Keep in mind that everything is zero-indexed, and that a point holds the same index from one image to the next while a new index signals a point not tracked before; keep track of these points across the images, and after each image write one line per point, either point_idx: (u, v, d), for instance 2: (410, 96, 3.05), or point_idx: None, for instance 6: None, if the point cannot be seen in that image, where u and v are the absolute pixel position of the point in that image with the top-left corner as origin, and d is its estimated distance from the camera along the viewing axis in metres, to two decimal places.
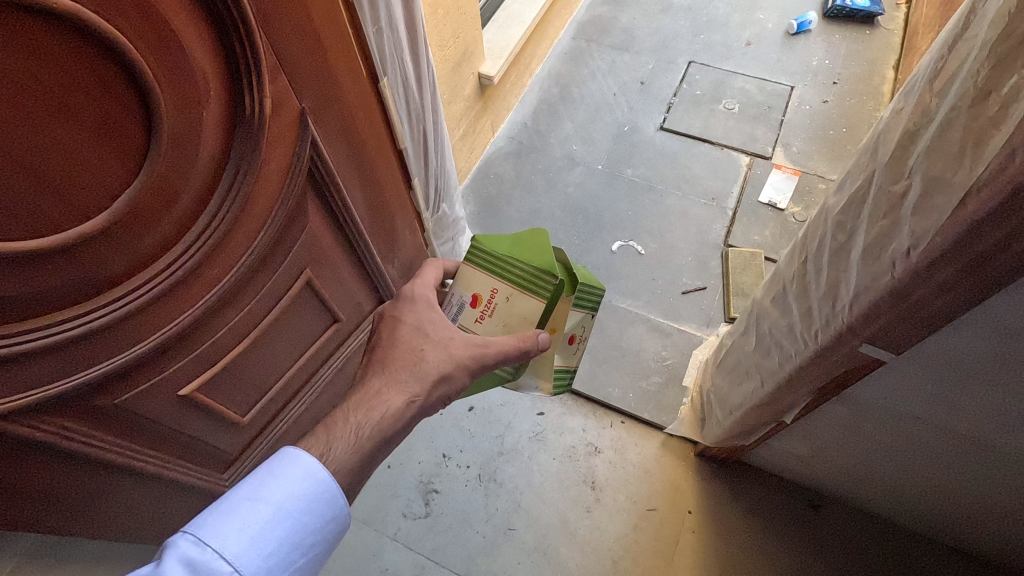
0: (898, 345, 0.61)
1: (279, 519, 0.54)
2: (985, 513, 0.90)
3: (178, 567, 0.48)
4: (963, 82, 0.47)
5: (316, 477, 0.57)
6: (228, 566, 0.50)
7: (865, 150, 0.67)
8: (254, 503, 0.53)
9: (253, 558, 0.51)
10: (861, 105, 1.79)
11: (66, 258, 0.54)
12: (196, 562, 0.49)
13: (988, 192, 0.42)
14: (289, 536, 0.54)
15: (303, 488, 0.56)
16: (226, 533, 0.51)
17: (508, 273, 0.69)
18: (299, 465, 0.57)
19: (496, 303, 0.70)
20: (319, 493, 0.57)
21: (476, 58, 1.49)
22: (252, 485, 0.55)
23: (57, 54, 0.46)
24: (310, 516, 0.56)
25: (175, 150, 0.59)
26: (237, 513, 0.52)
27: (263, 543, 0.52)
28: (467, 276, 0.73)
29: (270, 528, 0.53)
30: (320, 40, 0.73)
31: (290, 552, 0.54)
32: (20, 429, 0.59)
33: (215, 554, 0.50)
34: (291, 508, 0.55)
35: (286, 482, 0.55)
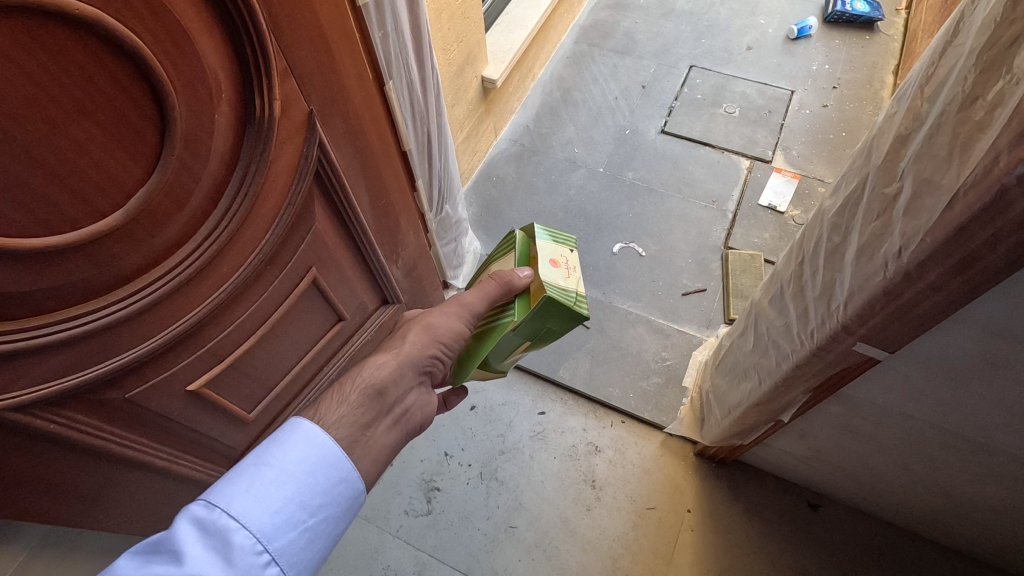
0: (892, 344, 0.62)
1: (282, 479, 0.56)
2: (980, 512, 0.91)
3: (188, 527, 0.51)
4: (952, 89, 0.49)
5: (317, 440, 0.59)
6: (236, 523, 0.53)
7: (859, 154, 0.69)
8: (258, 466, 0.56)
9: (259, 515, 0.54)
10: (861, 109, 1.81)
11: (81, 254, 0.56)
12: (205, 521, 0.52)
13: (974, 194, 0.43)
14: (294, 495, 0.56)
15: (305, 450, 0.58)
16: (233, 495, 0.54)
17: (490, 265, 0.80)
18: (300, 430, 0.60)
19: (481, 280, 0.77)
20: (321, 456, 0.59)
21: (479, 62, 1.51)
22: (257, 452, 0.58)
23: (77, 57, 0.48)
24: (315, 477, 0.58)
25: (187, 151, 0.61)
26: (243, 476, 0.56)
27: (269, 501, 0.55)
28: (463, 294, 0.83)
29: (274, 488, 0.55)
30: (328, 45, 0.75)
31: (297, 510, 0.56)
32: (34, 420, 0.61)
33: (222, 513, 0.53)
34: (294, 469, 0.57)
35: (288, 446, 0.58)
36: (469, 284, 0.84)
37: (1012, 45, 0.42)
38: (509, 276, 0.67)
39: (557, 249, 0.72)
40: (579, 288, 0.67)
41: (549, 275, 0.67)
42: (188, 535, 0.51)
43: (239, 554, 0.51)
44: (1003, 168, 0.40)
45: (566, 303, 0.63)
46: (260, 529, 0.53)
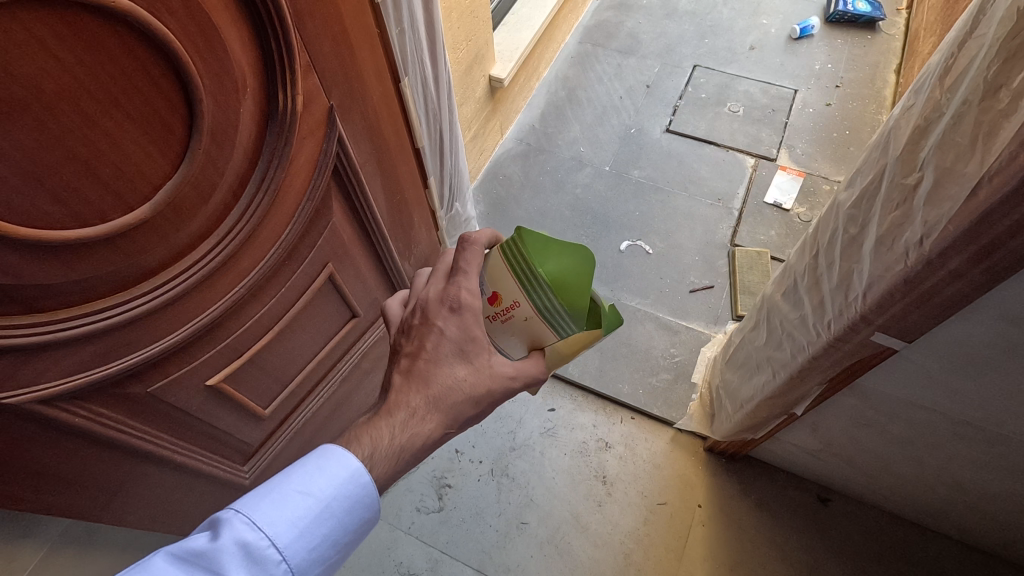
0: (910, 333, 0.63)
1: (325, 516, 0.55)
2: (992, 503, 0.92)
3: (232, 548, 0.50)
4: (974, 78, 0.50)
5: (363, 482, 0.58)
6: (277, 555, 0.52)
7: (876, 146, 0.70)
8: (305, 497, 0.55)
9: (297, 550, 0.54)
10: (864, 108, 1.82)
11: (110, 247, 0.56)
12: (249, 547, 0.51)
13: (999, 180, 0.44)
14: (330, 534, 0.56)
15: (349, 489, 0.57)
16: (278, 522, 0.53)
17: (540, 299, 0.62)
18: (349, 466, 0.58)
19: (515, 318, 0.64)
20: (362, 495, 0.58)
21: (487, 61, 1.52)
22: (304, 477, 0.56)
23: (111, 51, 0.49)
24: (351, 515, 0.58)
25: (213, 144, 0.62)
26: (289, 505, 0.54)
27: (309, 536, 0.54)
28: (500, 275, 0.64)
29: (316, 524, 0.55)
30: (349, 41, 0.76)
31: (329, 548, 0.56)
32: (60, 413, 0.61)
33: (267, 541, 0.52)
34: (336, 508, 0.56)
35: (335, 480, 0.57)
36: (511, 264, 0.63)
37: None
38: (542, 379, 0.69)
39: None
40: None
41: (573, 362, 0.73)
42: (232, 559, 0.50)
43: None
44: None
45: None
46: (295, 564, 0.53)
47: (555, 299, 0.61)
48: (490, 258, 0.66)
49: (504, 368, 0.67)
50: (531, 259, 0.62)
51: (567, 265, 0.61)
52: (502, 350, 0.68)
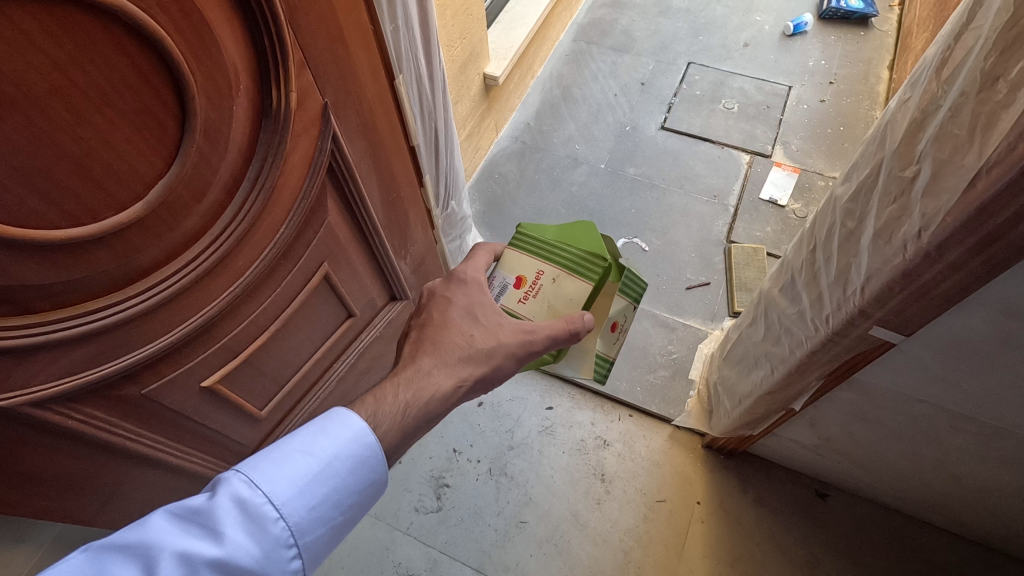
0: (908, 326, 0.63)
1: (325, 475, 0.55)
2: (989, 496, 0.92)
3: (228, 504, 0.50)
4: (971, 70, 0.50)
5: (366, 443, 0.59)
6: (274, 512, 0.52)
7: (873, 140, 0.70)
8: (306, 456, 0.55)
9: (297, 509, 0.53)
10: (857, 104, 1.83)
11: (103, 247, 0.56)
12: (247, 504, 0.51)
13: (998, 171, 0.44)
14: (332, 494, 0.56)
15: (352, 450, 0.58)
16: (277, 480, 0.53)
17: (556, 256, 0.72)
18: (352, 427, 0.59)
19: (541, 285, 0.73)
20: (365, 456, 0.58)
21: (482, 59, 1.51)
22: (306, 438, 0.56)
23: (102, 46, 0.48)
24: (354, 476, 0.57)
25: (206, 142, 0.61)
26: (287, 464, 0.54)
27: (309, 495, 0.54)
28: (513, 259, 0.75)
29: (316, 483, 0.55)
30: (343, 38, 0.76)
31: (330, 509, 0.56)
32: (54, 416, 0.60)
33: (264, 499, 0.52)
34: (338, 467, 0.56)
35: (336, 441, 0.57)
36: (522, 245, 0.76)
37: None
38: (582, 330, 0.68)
39: (623, 310, 0.77)
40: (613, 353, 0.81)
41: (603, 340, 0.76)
42: (228, 513, 0.50)
43: (270, 545, 0.51)
44: None
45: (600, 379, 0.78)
46: (295, 523, 0.53)
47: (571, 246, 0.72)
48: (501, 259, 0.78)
49: (522, 334, 0.69)
50: (534, 236, 0.76)
51: (563, 234, 0.75)
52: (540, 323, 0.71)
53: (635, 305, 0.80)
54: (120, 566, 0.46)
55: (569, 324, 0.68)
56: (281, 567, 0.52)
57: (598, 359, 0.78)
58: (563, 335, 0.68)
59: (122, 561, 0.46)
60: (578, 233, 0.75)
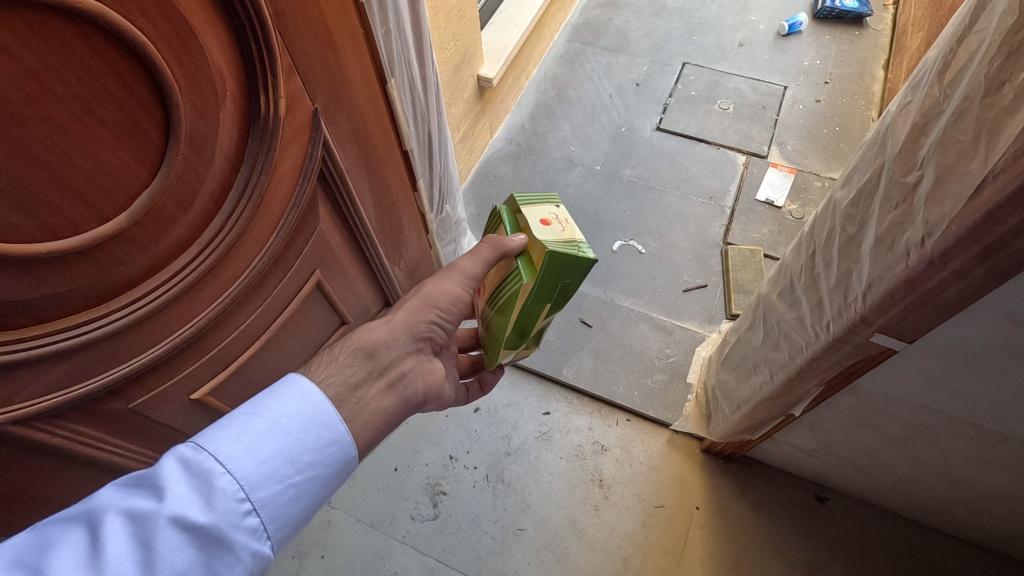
0: (911, 333, 0.62)
1: (274, 432, 0.54)
2: (990, 500, 0.92)
3: (173, 464, 0.49)
4: (975, 74, 0.49)
5: (315, 400, 0.57)
6: (220, 467, 0.50)
7: (873, 144, 0.69)
8: (252, 417, 0.54)
9: (246, 463, 0.51)
10: (853, 104, 1.82)
11: (85, 260, 0.54)
12: (191, 462, 0.50)
13: (1005, 178, 0.43)
14: (283, 449, 0.53)
15: (300, 408, 0.56)
16: (223, 439, 0.51)
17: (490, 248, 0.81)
18: (300, 388, 0.58)
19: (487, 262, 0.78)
20: (316, 414, 0.57)
21: (476, 60, 1.50)
22: (253, 403, 0.55)
23: (81, 55, 0.46)
24: (307, 434, 0.55)
25: (192, 151, 0.59)
26: (232, 424, 0.53)
27: (258, 451, 0.52)
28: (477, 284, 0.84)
29: (265, 440, 0.53)
30: (334, 43, 0.74)
31: (284, 464, 0.53)
32: (37, 434, 0.58)
33: (209, 457, 0.50)
34: (286, 425, 0.55)
35: (284, 402, 0.56)
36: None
37: None
38: (507, 240, 0.70)
39: (545, 212, 0.74)
40: (579, 237, 0.69)
41: (541, 232, 0.69)
42: (171, 471, 0.49)
43: (219, 498, 0.48)
44: None
45: (568, 252, 0.65)
46: (245, 477, 0.50)
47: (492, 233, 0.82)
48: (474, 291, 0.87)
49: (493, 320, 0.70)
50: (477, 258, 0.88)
51: None
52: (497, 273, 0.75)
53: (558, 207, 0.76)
54: (65, 532, 0.45)
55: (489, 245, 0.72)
56: (235, 522, 0.49)
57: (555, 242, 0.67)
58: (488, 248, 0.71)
59: (67, 528, 0.45)
60: None
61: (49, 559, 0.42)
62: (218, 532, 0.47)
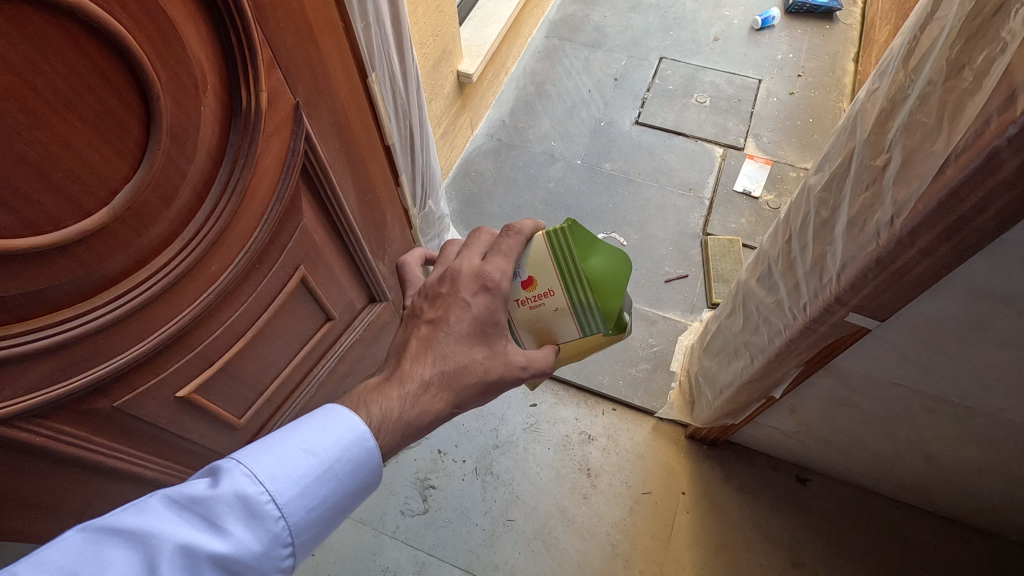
0: (884, 311, 0.64)
1: (326, 477, 0.54)
2: (961, 474, 0.96)
3: (230, 497, 0.49)
4: (937, 59, 0.51)
5: (367, 447, 0.57)
6: (275, 511, 0.51)
7: (843, 130, 0.71)
8: (307, 456, 0.54)
9: (296, 509, 0.52)
10: (825, 96, 1.87)
11: (68, 256, 0.54)
12: (249, 500, 0.50)
13: (966, 157, 0.45)
14: (331, 496, 0.55)
15: (352, 453, 0.56)
16: (279, 477, 0.52)
17: (576, 293, 0.67)
18: (355, 430, 0.57)
19: (544, 305, 0.69)
20: (365, 462, 0.57)
21: (455, 56, 1.50)
22: (311, 437, 0.55)
23: (59, 47, 0.46)
24: (354, 479, 0.56)
25: (173, 145, 0.59)
26: (288, 464, 0.53)
27: (309, 496, 0.53)
28: (540, 261, 0.68)
29: (317, 484, 0.54)
30: (314, 36, 0.74)
31: (327, 510, 0.55)
32: (19, 433, 0.57)
33: (266, 497, 0.51)
34: (338, 470, 0.55)
35: (340, 443, 0.56)
36: (551, 246, 0.67)
37: (996, 13, 0.44)
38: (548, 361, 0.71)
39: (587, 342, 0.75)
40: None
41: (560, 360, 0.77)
42: (230, 508, 0.49)
43: (269, 543, 0.50)
44: (994, 130, 0.42)
45: None
46: (293, 523, 0.52)
47: (595, 289, 0.67)
48: (532, 245, 0.68)
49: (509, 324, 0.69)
50: (581, 261, 0.67)
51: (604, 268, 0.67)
52: (516, 329, 0.71)
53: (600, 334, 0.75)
54: (119, 551, 0.45)
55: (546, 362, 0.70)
56: (276, 564, 0.51)
57: None
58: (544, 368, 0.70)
59: (121, 545, 0.45)
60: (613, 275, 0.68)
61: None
62: (261, 574, 0.50)
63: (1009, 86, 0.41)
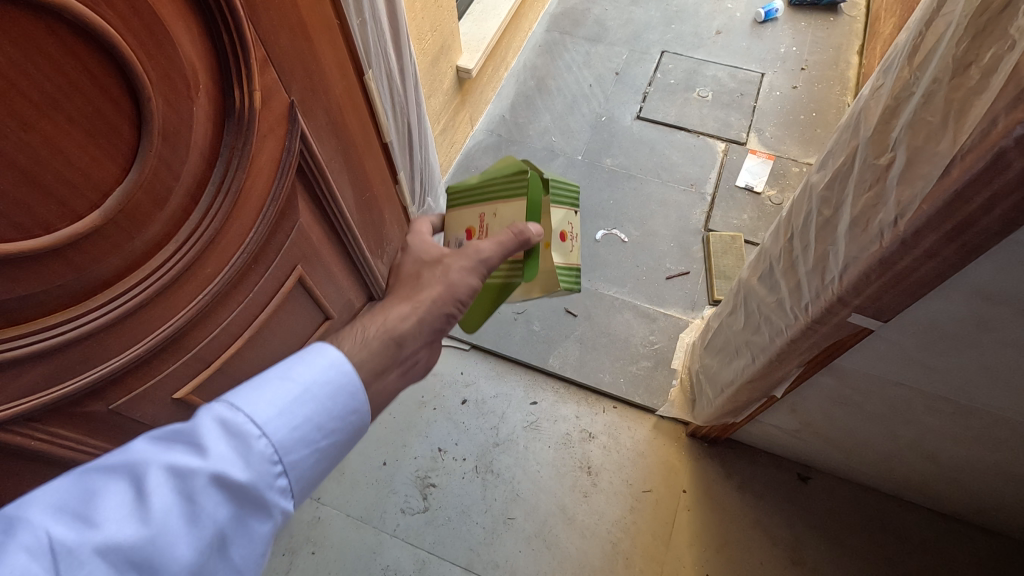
0: (886, 312, 0.63)
1: (307, 398, 0.50)
2: (965, 473, 0.95)
3: (209, 422, 0.46)
4: (943, 56, 0.50)
5: (344, 369, 0.53)
6: (257, 430, 0.46)
7: (846, 128, 0.70)
8: (283, 380, 0.49)
9: (279, 427, 0.47)
10: (828, 90, 1.84)
11: (59, 260, 0.53)
12: (227, 421, 0.46)
13: (972, 157, 0.44)
14: (314, 416, 0.50)
15: (330, 375, 0.52)
16: (257, 400, 0.48)
17: (489, 196, 0.75)
18: (331, 356, 0.54)
19: (485, 221, 0.74)
20: (343, 384, 0.53)
21: (454, 51, 1.49)
22: (284, 364, 0.51)
23: (46, 48, 0.45)
24: (336, 402, 0.52)
25: (166, 145, 0.58)
26: (265, 387, 0.49)
27: (291, 417, 0.48)
28: (459, 217, 0.79)
29: (298, 405, 0.49)
30: (308, 34, 0.73)
31: (313, 431, 0.49)
32: (15, 438, 0.57)
33: (246, 419, 0.47)
34: (318, 392, 0.51)
35: (313, 367, 0.52)
36: (460, 201, 0.80)
37: (1005, 8, 0.43)
38: (529, 234, 0.66)
39: (565, 217, 0.73)
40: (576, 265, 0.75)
41: (558, 248, 0.71)
42: (210, 429, 0.45)
43: (254, 460, 0.46)
44: (1001, 130, 0.41)
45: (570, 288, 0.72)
46: (279, 441, 0.47)
47: (493, 183, 0.75)
48: (450, 227, 0.81)
49: None
50: (466, 191, 0.79)
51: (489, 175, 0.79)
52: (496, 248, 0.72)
53: (575, 211, 0.76)
54: (104, 485, 0.42)
55: (511, 228, 0.67)
56: (270, 483, 0.46)
57: (564, 271, 0.71)
58: (511, 240, 0.66)
59: (107, 480, 0.42)
60: (502, 168, 0.77)
61: (96, 510, 0.40)
62: (255, 491, 0.45)
63: (1017, 85, 0.39)
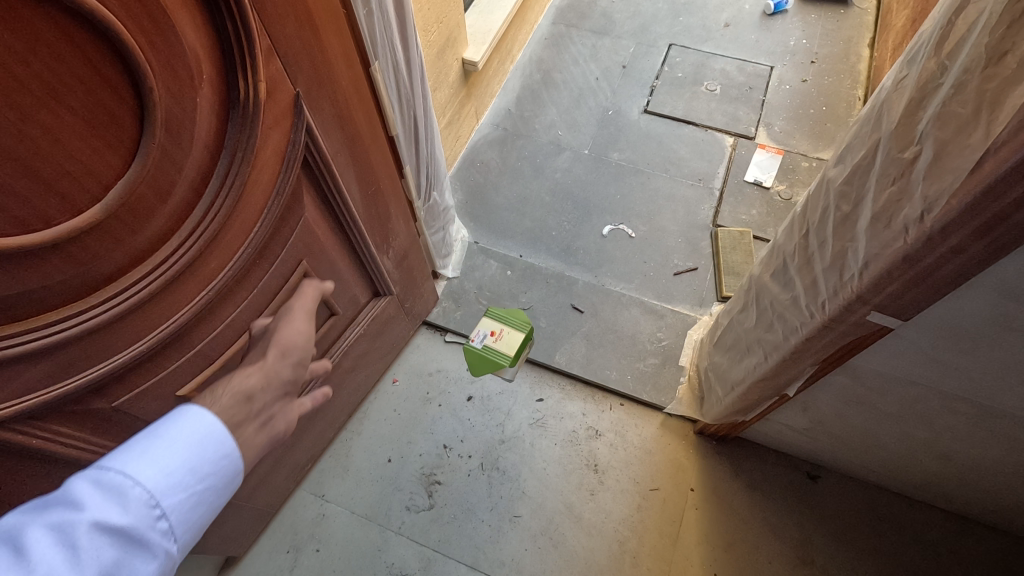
0: (908, 311, 0.61)
1: (178, 450, 0.55)
2: (980, 473, 0.93)
3: (80, 485, 0.49)
4: (975, 45, 0.48)
5: (218, 428, 0.59)
6: (132, 482, 0.51)
7: (866, 121, 0.68)
8: (155, 442, 0.54)
9: (154, 479, 0.52)
10: (839, 83, 1.82)
11: (60, 255, 0.52)
12: (100, 480, 0.50)
13: (1007, 151, 0.43)
14: (190, 462, 0.55)
15: (204, 433, 0.57)
16: (129, 461, 0.52)
17: None
18: (202, 417, 0.58)
19: None
20: (215, 437, 0.58)
21: (459, 44, 1.47)
22: (149, 428, 0.56)
23: (46, 38, 0.44)
24: (206, 448, 0.57)
25: (169, 138, 0.57)
26: (141, 449, 0.53)
27: (167, 474, 0.53)
28: None
29: (171, 460, 0.54)
30: (314, 24, 0.71)
31: (188, 474, 0.55)
32: (16, 436, 0.56)
33: (117, 478, 0.51)
34: (192, 458, 0.56)
35: (185, 429, 0.57)
36: None
37: None
38: None
39: None
40: None
41: None
42: (82, 490, 0.48)
43: (134, 507, 0.50)
44: None
45: None
46: (155, 486, 0.52)
47: None
48: None
49: None
50: None
51: None
52: None
53: None
54: None
55: None
56: (148, 526, 0.51)
57: None
58: None
59: None
60: None
61: None
62: (137, 532, 0.49)
63: None
